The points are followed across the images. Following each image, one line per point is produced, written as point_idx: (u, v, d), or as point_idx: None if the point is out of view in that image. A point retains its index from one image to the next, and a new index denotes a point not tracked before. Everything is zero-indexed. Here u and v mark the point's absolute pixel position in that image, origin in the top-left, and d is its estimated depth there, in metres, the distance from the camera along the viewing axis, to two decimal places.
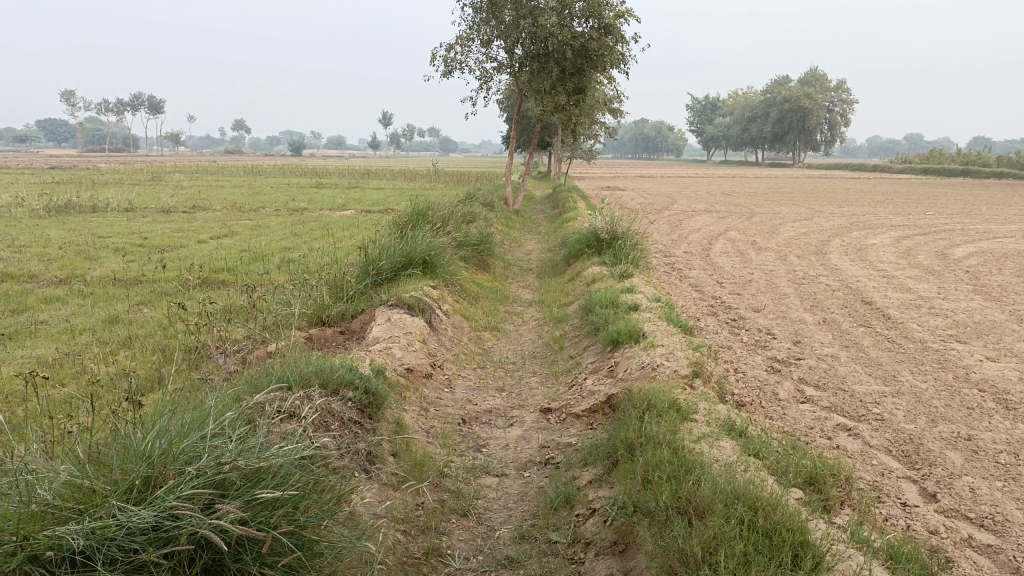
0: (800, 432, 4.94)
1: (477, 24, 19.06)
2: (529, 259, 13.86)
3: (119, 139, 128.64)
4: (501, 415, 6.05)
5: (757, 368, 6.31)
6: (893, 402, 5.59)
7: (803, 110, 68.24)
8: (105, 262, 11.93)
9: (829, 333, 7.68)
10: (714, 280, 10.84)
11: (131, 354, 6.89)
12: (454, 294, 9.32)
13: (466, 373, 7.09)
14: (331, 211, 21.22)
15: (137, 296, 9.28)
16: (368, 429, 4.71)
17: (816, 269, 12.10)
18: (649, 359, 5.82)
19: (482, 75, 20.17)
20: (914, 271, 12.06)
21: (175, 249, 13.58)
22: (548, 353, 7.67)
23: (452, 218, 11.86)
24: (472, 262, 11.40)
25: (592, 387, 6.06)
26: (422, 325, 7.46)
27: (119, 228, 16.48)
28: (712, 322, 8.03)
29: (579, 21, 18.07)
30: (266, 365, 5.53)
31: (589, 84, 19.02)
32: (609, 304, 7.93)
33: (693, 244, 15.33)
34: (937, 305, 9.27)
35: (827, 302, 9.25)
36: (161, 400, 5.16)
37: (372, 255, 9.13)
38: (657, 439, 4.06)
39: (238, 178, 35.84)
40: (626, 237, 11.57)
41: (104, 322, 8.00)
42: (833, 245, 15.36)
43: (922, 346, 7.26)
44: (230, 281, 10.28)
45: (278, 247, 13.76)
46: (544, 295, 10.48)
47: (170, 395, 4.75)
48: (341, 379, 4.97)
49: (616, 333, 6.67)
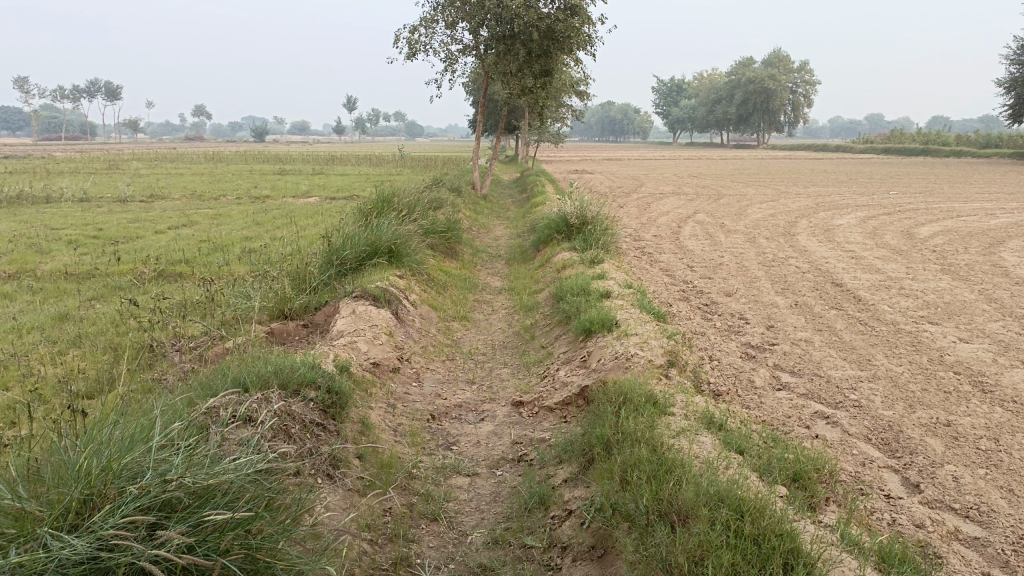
0: (778, 421, 4.81)
1: (441, 5, 18.70)
2: (497, 246, 13.63)
3: (75, 126, 125.61)
4: (471, 410, 5.85)
5: (732, 355, 6.18)
6: (870, 388, 5.49)
7: (767, 91, 68.67)
8: (57, 255, 11.48)
9: (801, 317, 7.59)
10: (685, 264, 10.74)
11: (81, 353, 6.55)
12: (421, 283, 9.08)
13: (434, 366, 6.87)
14: (295, 199, 20.74)
15: (90, 291, 8.90)
16: (332, 432, 4.47)
17: (785, 250, 12.06)
18: (622, 349, 5.65)
19: (447, 58, 19.82)
20: (882, 251, 12.07)
21: (131, 241, 13.14)
22: (518, 343, 7.48)
23: (418, 205, 11.59)
24: (440, 250, 11.14)
25: (565, 379, 5.88)
26: (388, 316, 7.21)
27: (73, 219, 15.89)
28: (684, 308, 7.90)
29: (545, 2, 17.81)
30: (222, 365, 5.27)
31: (556, 66, 18.78)
32: (580, 292, 7.75)
33: (662, 227, 15.23)
34: (906, 286, 9.24)
35: (798, 285, 9.18)
36: (110, 405, 4.88)
37: (336, 245, 8.84)
38: (635, 436, 3.89)
39: (198, 166, 35.04)
40: (595, 221, 11.40)
41: (53, 319, 7.64)
42: (801, 226, 15.36)
43: (895, 328, 7.20)
44: (188, 273, 9.92)
45: (239, 237, 13.36)
46: (514, 282, 10.28)
47: (118, 402, 4.47)
48: (303, 379, 4.73)
49: (589, 322, 6.49)
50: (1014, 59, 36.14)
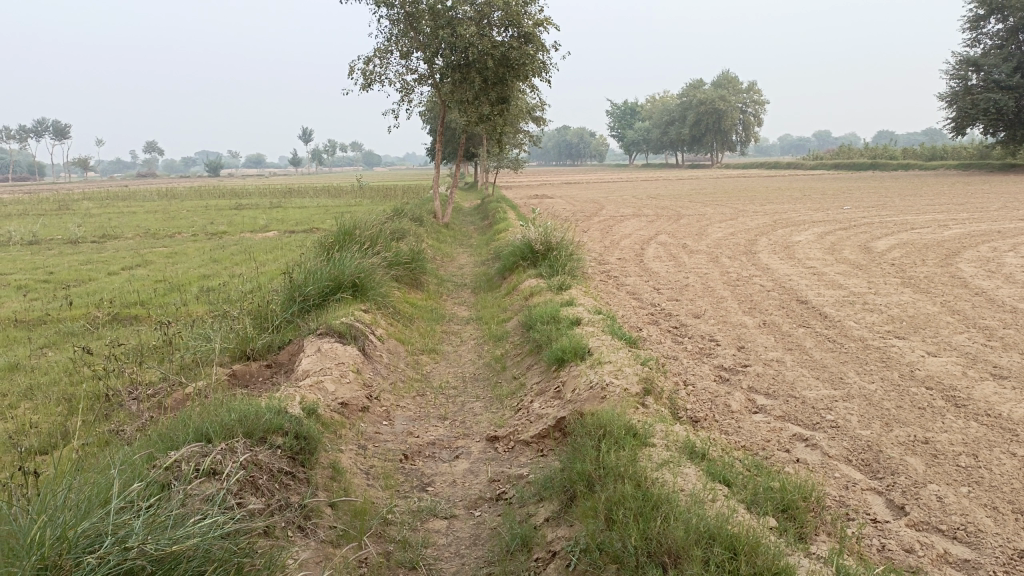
0: (757, 446, 4.76)
1: (395, 36, 18.67)
2: (461, 274, 13.51)
3: (22, 166, 122.92)
4: (444, 447, 5.69)
5: (706, 379, 6.12)
6: (846, 407, 5.47)
7: (719, 112, 70.07)
8: (5, 302, 11.07)
9: (771, 336, 7.59)
10: (652, 287, 10.74)
11: (32, 406, 6.24)
12: (387, 316, 8.91)
13: (405, 403, 6.70)
14: (253, 234, 20.41)
15: (41, 338, 8.55)
16: (301, 480, 4.29)
17: (748, 269, 12.16)
18: (597, 379, 5.55)
19: (403, 88, 19.79)
20: (843, 266, 12.23)
21: (83, 283, 12.75)
22: (489, 375, 7.35)
23: (381, 236, 11.44)
24: (404, 281, 10.99)
25: (540, 411, 5.76)
26: (354, 353, 7.03)
27: (21, 264, 15.39)
28: (654, 331, 7.85)
29: (499, 30, 17.90)
30: (183, 413, 5.05)
31: (512, 93, 18.85)
32: (550, 320, 7.66)
33: (626, 249, 15.28)
34: (870, 300, 9.34)
35: (764, 304, 9.22)
36: (65, 462, 4.63)
37: (297, 280, 8.64)
38: (618, 471, 3.80)
39: (152, 204, 34.43)
40: (560, 247, 11.36)
41: (3, 371, 7.30)
42: (761, 244, 15.54)
43: (863, 345, 7.24)
44: (144, 316, 9.61)
45: (197, 275, 13.06)
46: (481, 312, 10.17)
47: (73, 461, 4.23)
48: (269, 425, 4.54)
49: (561, 351, 6.40)
50: (954, 73, 37.37)
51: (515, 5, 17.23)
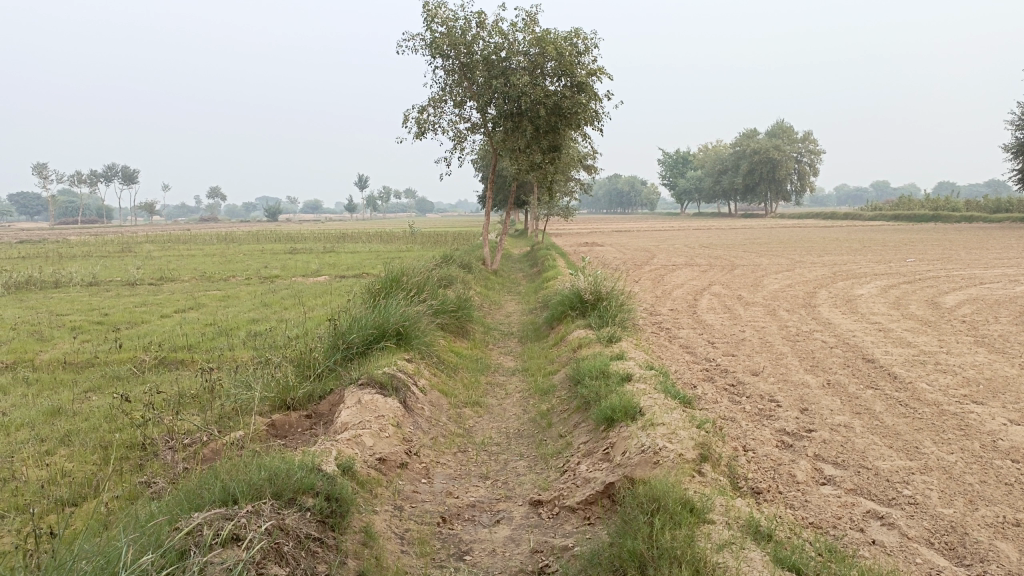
0: (827, 524, 4.34)
1: (449, 86, 18.89)
2: (509, 323, 13.27)
3: (91, 210, 128.30)
4: (485, 510, 5.37)
5: (767, 445, 5.68)
6: (924, 482, 4.99)
7: (773, 161, 69.30)
8: (57, 343, 11.21)
9: (836, 398, 7.11)
10: (706, 340, 10.32)
11: (69, 453, 6.13)
12: (431, 367, 8.68)
13: (445, 460, 6.40)
14: (304, 278, 20.57)
15: (87, 381, 8.55)
16: (330, 546, 4.02)
17: (808, 323, 11.64)
18: (649, 442, 5.18)
19: (456, 137, 19.93)
20: (909, 323, 11.61)
21: (135, 325, 12.90)
22: (534, 431, 7.01)
23: (428, 283, 11.29)
24: (450, 330, 10.79)
25: (587, 474, 5.41)
26: (395, 406, 6.77)
27: (79, 305, 15.72)
28: (710, 389, 7.44)
29: (551, 80, 17.95)
30: (214, 468, 4.85)
31: (564, 141, 18.78)
32: (599, 375, 7.32)
33: (678, 300, 14.87)
34: (942, 360, 8.76)
35: (827, 361, 8.72)
36: (92, 517, 4.45)
37: (341, 328, 8.48)
38: (674, 554, 3.44)
39: (210, 247, 35.29)
40: (610, 297, 11.04)
41: (46, 415, 7.25)
42: (820, 296, 14.95)
43: (938, 409, 6.71)
44: (190, 361, 9.57)
45: (246, 319, 13.09)
46: (527, 363, 9.87)
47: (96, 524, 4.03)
48: (299, 485, 4.30)
49: (610, 410, 6.05)
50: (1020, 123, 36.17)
51: (568, 55, 17.30)
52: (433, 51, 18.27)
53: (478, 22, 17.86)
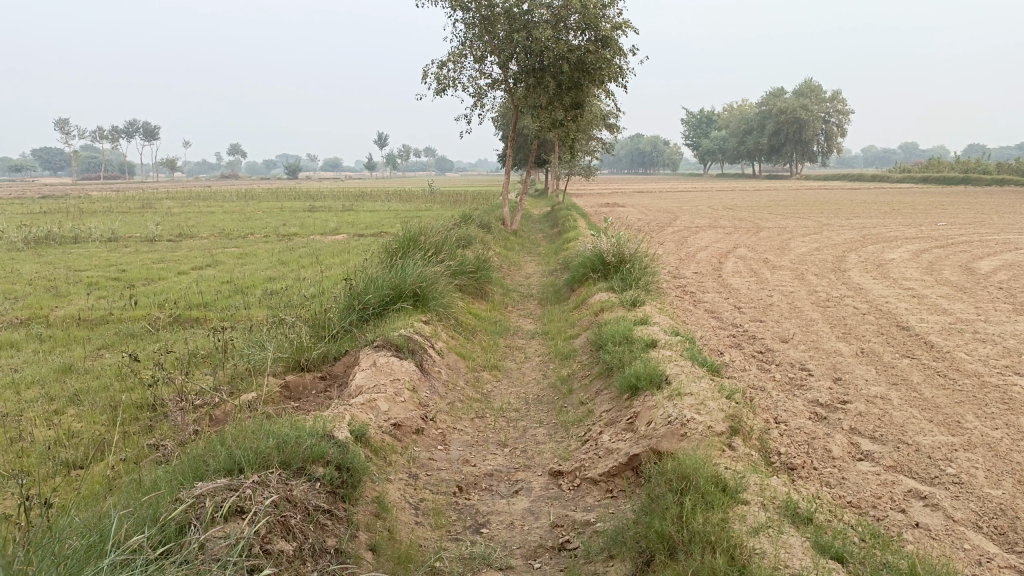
0: (866, 504, 4.09)
1: (469, 40, 18.39)
2: (529, 285, 12.99)
3: (113, 167, 128.87)
4: (503, 480, 5.17)
5: (800, 417, 5.41)
6: (968, 459, 4.69)
7: (800, 121, 67.76)
8: (73, 300, 11.11)
9: (870, 368, 6.80)
10: (732, 305, 10.00)
11: (78, 413, 6.00)
12: (449, 329, 8.44)
13: (462, 426, 6.20)
14: (322, 236, 20.37)
15: (100, 339, 8.43)
16: (340, 519, 3.83)
17: (839, 288, 11.26)
18: (676, 413, 4.92)
19: (476, 93, 19.49)
20: (943, 289, 11.20)
21: (151, 282, 12.78)
22: (554, 398, 6.78)
23: (447, 243, 11.02)
24: (469, 291, 10.54)
25: (610, 444, 5.18)
26: (411, 369, 6.55)
27: (97, 261, 15.64)
28: (737, 357, 7.16)
29: (575, 34, 17.35)
30: (222, 432, 4.66)
31: (587, 98, 18.25)
32: (622, 340, 7.05)
33: (702, 263, 14.50)
34: (981, 329, 8.39)
35: (860, 329, 8.37)
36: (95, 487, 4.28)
37: (357, 288, 8.24)
38: (708, 538, 3.21)
39: (230, 204, 35.15)
40: (634, 260, 10.71)
41: (57, 372, 7.14)
42: (850, 261, 14.51)
43: (979, 382, 6.38)
44: (205, 319, 9.43)
45: (262, 277, 12.93)
46: (547, 326, 9.63)
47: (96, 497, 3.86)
48: (309, 453, 4.09)
49: (635, 378, 5.79)
50: None
51: (592, 8, 16.65)
52: (454, 5, 17.76)
53: None
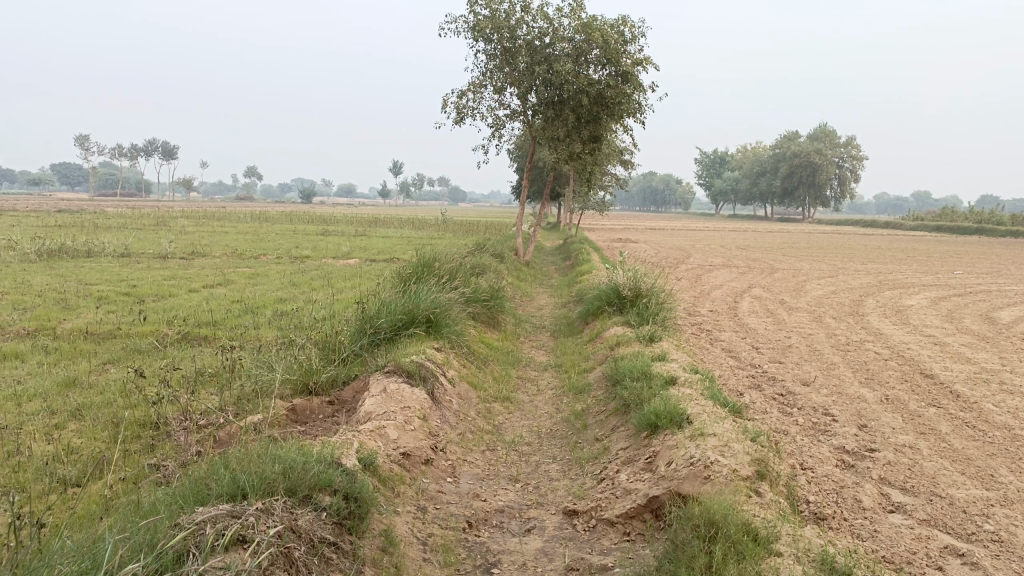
0: (900, 560, 3.86)
1: (490, 70, 18.46)
2: (541, 316, 12.82)
3: (129, 184, 130.10)
4: (515, 517, 4.95)
5: (826, 464, 5.19)
6: (1007, 516, 4.46)
7: (813, 166, 67.84)
8: (81, 313, 11.00)
9: (897, 415, 6.57)
10: (750, 345, 9.78)
11: (78, 428, 5.83)
12: (460, 357, 8.27)
13: (473, 458, 5.99)
14: (334, 260, 20.29)
15: (106, 353, 8.29)
16: (346, 552, 3.63)
17: (858, 332, 11.04)
18: (699, 454, 4.71)
19: (494, 123, 19.51)
20: (965, 337, 10.96)
21: (161, 299, 12.68)
22: (568, 433, 6.57)
23: (461, 270, 10.88)
24: (481, 320, 10.38)
25: (628, 484, 4.97)
26: (422, 397, 6.36)
27: (108, 275, 15.57)
28: (758, 398, 6.94)
29: (595, 68, 17.39)
30: (226, 455, 4.47)
31: (606, 132, 18.23)
32: (640, 376, 6.85)
33: (717, 301, 14.31)
34: (1007, 380, 8.15)
35: (883, 375, 8.14)
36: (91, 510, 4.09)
37: (370, 311, 8.09)
38: None
39: (243, 224, 35.27)
40: (650, 294, 10.53)
41: (61, 386, 6.98)
42: (868, 305, 14.29)
43: (1011, 434, 6.14)
44: (213, 338, 9.29)
45: (273, 298, 12.81)
46: (561, 358, 9.43)
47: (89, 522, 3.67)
48: (316, 481, 3.91)
49: (654, 415, 5.59)
50: None
51: (614, 43, 16.73)
52: (476, 35, 17.86)
53: (523, 6, 17.39)
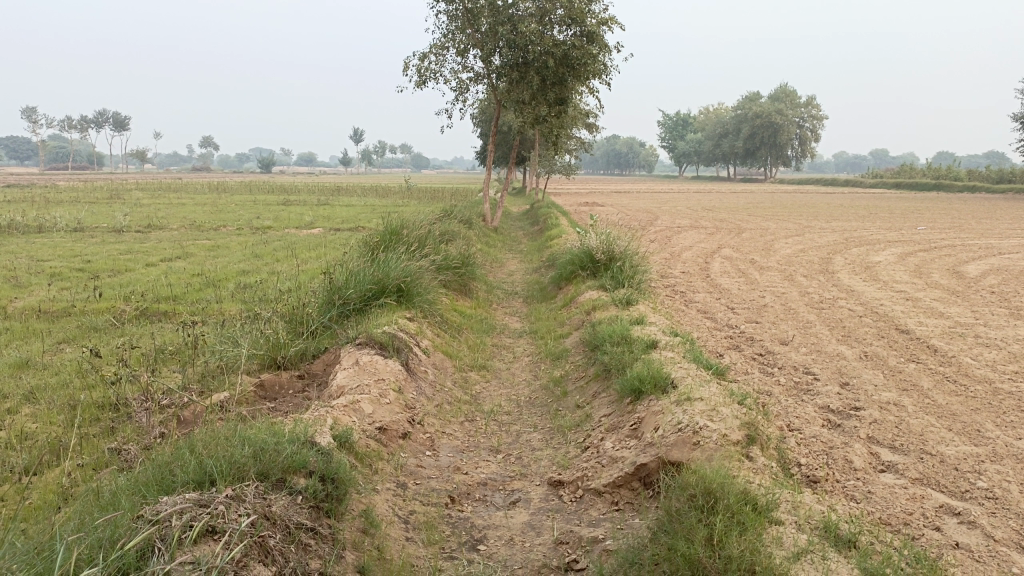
0: (897, 521, 3.77)
1: (452, 32, 17.98)
2: (512, 282, 12.59)
3: (80, 157, 126.21)
4: (498, 489, 4.79)
5: (813, 424, 5.10)
6: (998, 472, 4.40)
7: (775, 126, 68.10)
8: (34, 291, 10.53)
9: (878, 372, 6.52)
10: (725, 305, 9.70)
11: (32, 411, 5.51)
12: (434, 326, 8.03)
13: (451, 430, 5.80)
14: (297, 230, 19.82)
15: (61, 332, 7.91)
16: (325, 537, 3.42)
17: (831, 290, 11.02)
18: (686, 419, 4.57)
19: (458, 87, 19.08)
20: (936, 292, 11.01)
21: (118, 274, 12.20)
22: (548, 400, 6.41)
23: (430, 237, 10.59)
24: (453, 287, 10.14)
25: (614, 452, 4.82)
26: (396, 369, 6.13)
27: (61, 251, 14.98)
28: (738, 359, 6.83)
29: (560, 28, 16.97)
30: (193, 436, 4.22)
31: (571, 94, 17.90)
32: (620, 340, 6.69)
33: (688, 262, 14.22)
34: (982, 334, 8.16)
35: (861, 332, 8.10)
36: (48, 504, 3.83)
37: (338, 282, 7.80)
38: None
39: (202, 196, 34.38)
40: (624, 257, 10.37)
41: (12, 368, 6.62)
42: (837, 262, 14.32)
43: (992, 388, 6.12)
44: (174, 313, 8.93)
45: (235, 270, 12.40)
46: (536, 324, 9.26)
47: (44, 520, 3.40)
48: (289, 463, 3.67)
49: (638, 380, 5.44)
50: None
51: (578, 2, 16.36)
52: None
53: None
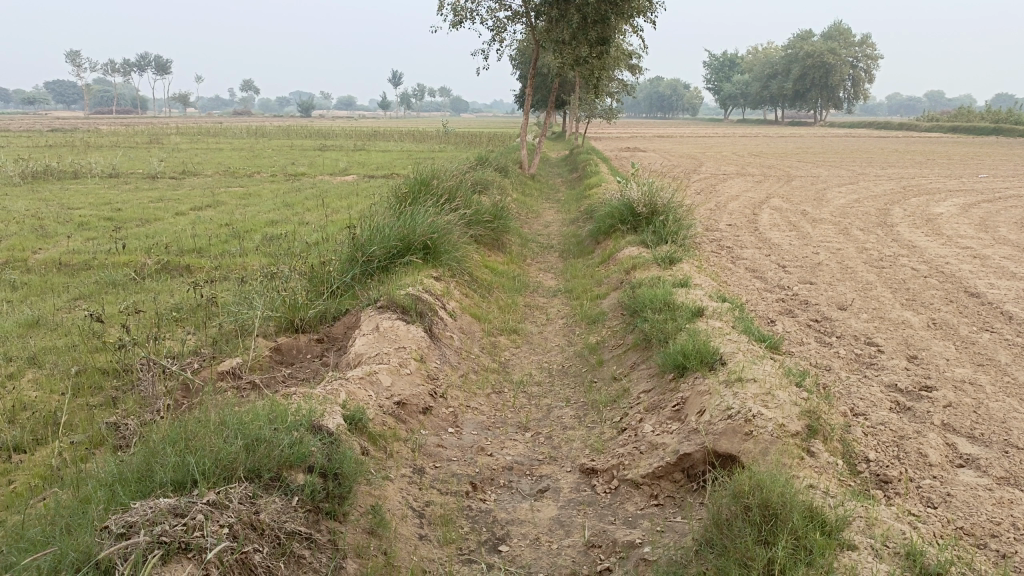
0: (983, 533, 3.24)
1: None
2: (548, 234, 12.03)
3: (124, 100, 127.15)
4: (525, 475, 4.36)
5: (879, 408, 4.55)
6: None
7: (826, 66, 65.11)
8: (59, 241, 10.28)
9: (949, 344, 5.88)
10: (776, 263, 9.03)
11: (34, 376, 5.22)
12: (462, 286, 7.56)
13: (477, 403, 5.37)
14: (331, 177, 19.39)
15: (78, 287, 7.62)
16: (322, 545, 3.03)
17: (890, 246, 10.22)
18: (738, 403, 4.05)
19: (494, 27, 18.25)
20: (1005, 249, 10.15)
21: (146, 223, 11.92)
22: (582, 371, 5.92)
23: (461, 188, 10.03)
24: (485, 242, 9.64)
25: (654, 437, 4.33)
26: (419, 335, 5.69)
27: (93, 198, 14.78)
28: (792, 328, 6.23)
29: None
30: (187, 416, 3.83)
31: (614, 33, 16.91)
32: (662, 304, 6.13)
33: (735, 214, 13.45)
34: None
35: (927, 296, 7.40)
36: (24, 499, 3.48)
37: (361, 237, 7.32)
38: None
39: (239, 141, 34.15)
40: (666, 210, 9.71)
41: (22, 327, 6.33)
42: (895, 215, 13.40)
43: None
44: (196, 267, 8.58)
45: (263, 221, 12.04)
46: (571, 282, 8.73)
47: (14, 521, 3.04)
48: (286, 457, 3.26)
49: (682, 355, 4.90)
50: None
51: None
52: None
53: None
